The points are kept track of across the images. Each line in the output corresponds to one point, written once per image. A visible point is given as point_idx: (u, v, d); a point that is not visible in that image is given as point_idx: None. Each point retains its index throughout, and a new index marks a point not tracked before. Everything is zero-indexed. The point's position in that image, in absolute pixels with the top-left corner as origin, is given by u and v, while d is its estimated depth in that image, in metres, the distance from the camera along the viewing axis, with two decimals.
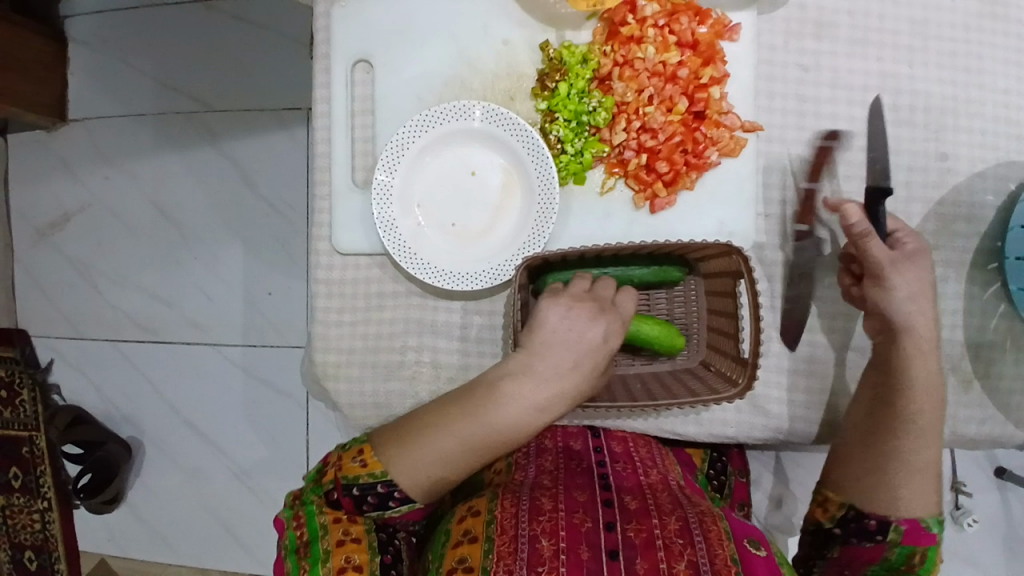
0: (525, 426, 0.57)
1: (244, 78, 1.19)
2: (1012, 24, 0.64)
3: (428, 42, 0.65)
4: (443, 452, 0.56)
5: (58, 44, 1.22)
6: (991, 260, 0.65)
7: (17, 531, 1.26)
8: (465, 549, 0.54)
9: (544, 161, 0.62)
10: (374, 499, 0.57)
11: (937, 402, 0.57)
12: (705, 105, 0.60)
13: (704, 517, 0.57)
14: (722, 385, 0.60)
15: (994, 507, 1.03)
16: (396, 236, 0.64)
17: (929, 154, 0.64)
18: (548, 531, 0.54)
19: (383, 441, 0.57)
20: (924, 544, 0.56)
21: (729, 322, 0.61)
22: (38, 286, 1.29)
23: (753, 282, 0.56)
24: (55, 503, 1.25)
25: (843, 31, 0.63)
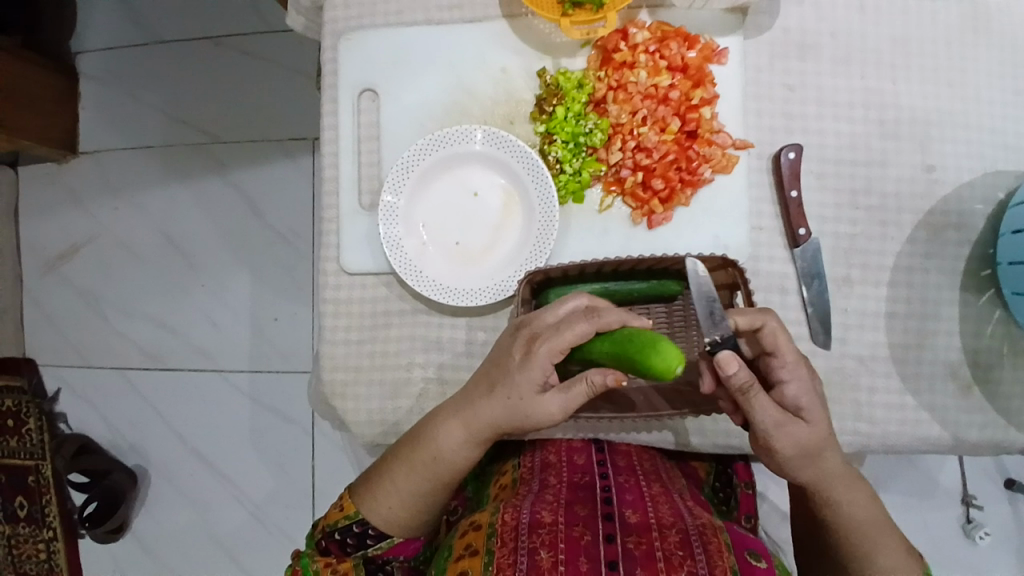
0: (456, 453, 0.62)
1: (251, 109, 1.23)
2: (991, 40, 0.67)
3: (430, 71, 0.69)
4: (402, 491, 0.63)
5: (72, 81, 1.27)
6: (983, 266, 0.67)
7: (22, 562, 1.28)
8: (466, 562, 0.55)
9: (543, 180, 0.64)
10: (353, 538, 0.65)
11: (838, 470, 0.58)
12: (696, 124, 0.63)
13: (705, 529, 0.57)
14: None
15: (1006, 518, 1.02)
16: (402, 255, 0.66)
17: (915, 166, 0.66)
18: (548, 543, 0.54)
19: (358, 488, 0.66)
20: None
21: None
22: (48, 315, 1.31)
23: (749, 292, 0.57)
24: (61, 533, 1.27)
25: (827, 51, 0.66)
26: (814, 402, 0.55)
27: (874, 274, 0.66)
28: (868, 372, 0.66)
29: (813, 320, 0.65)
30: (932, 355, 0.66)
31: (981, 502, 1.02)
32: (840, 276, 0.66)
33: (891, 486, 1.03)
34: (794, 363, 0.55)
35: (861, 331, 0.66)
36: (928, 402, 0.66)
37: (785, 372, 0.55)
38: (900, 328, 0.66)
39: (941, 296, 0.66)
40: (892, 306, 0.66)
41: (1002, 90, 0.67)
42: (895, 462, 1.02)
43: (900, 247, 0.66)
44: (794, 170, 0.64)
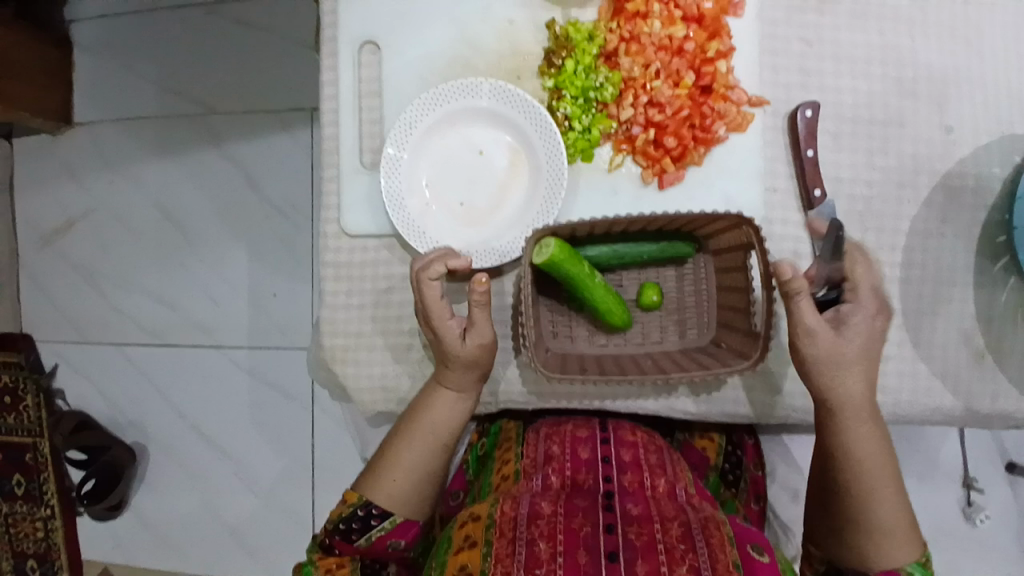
0: (451, 414, 0.65)
1: (247, 78, 1.20)
2: None
3: (434, 23, 0.66)
4: (406, 460, 0.65)
5: (64, 50, 1.24)
6: (1001, 232, 0.65)
7: (20, 540, 1.27)
8: (465, 554, 0.54)
9: (551, 137, 0.62)
10: (358, 524, 0.63)
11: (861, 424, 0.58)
12: (711, 79, 0.60)
13: (707, 523, 0.56)
14: (734, 359, 0.58)
15: (1007, 499, 1.02)
16: (404, 213, 0.63)
17: (936, 127, 0.64)
18: (547, 534, 0.53)
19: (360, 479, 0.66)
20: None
21: (740, 299, 0.60)
22: (43, 291, 1.29)
23: (763, 251, 0.55)
24: (59, 510, 1.27)
25: (845, 6, 0.64)
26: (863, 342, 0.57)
27: (890, 239, 0.64)
28: (880, 340, 0.65)
29: None
30: (947, 322, 0.65)
31: (983, 483, 1.01)
32: (856, 240, 0.64)
33: (894, 467, 1.02)
34: (858, 303, 0.57)
35: (874, 297, 0.64)
36: (941, 371, 0.65)
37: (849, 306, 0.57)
38: (916, 295, 0.64)
39: (957, 261, 0.65)
40: (909, 272, 0.64)
41: None
42: (900, 441, 1.01)
43: (917, 211, 0.64)
44: (811, 128, 0.62)
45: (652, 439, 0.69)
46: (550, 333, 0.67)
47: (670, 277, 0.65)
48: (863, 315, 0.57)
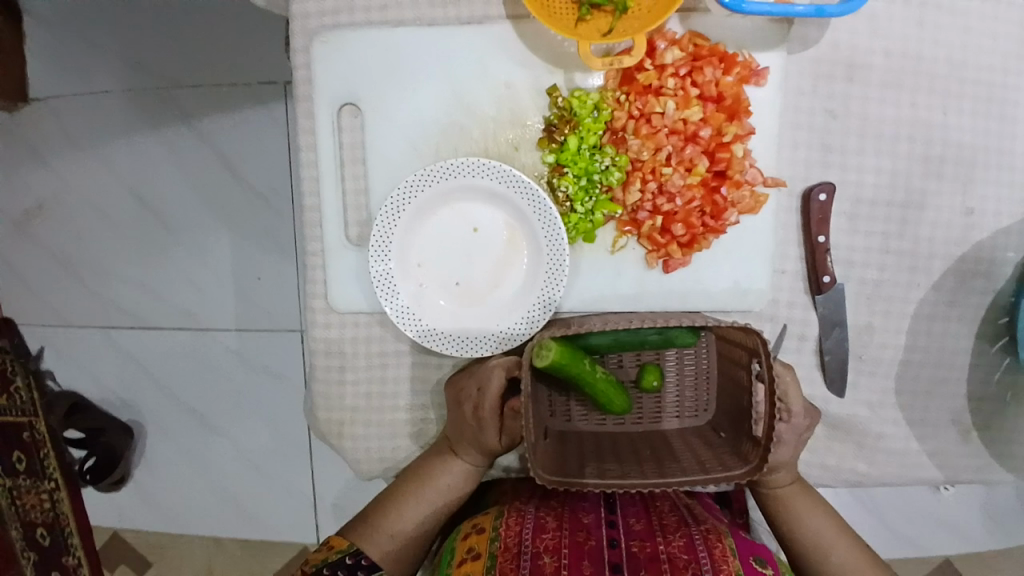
0: (462, 486, 0.65)
1: (217, 55, 1.11)
2: None
3: (424, 82, 0.59)
4: (399, 518, 0.64)
5: (12, 18, 1.12)
6: (1003, 314, 0.64)
7: (27, 511, 1.26)
8: (469, 565, 0.58)
9: (551, 221, 0.58)
10: (344, 570, 0.62)
11: (801, 504, 0.63)
12: (727, 165, 0.55)
13: (708, 535, 0.59)
14: (734, 462, 0.56)
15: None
16: (397, 299, 0.60)
17: (954, 208, 0.61)
18: (551, 548, 0.56)
19: (351, 526, 0.65)
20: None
21: (743, 396, 0.59)
22: (17, 275, 1.25)
23: (771, 361, 0.52)
24: (63, 483, 1.26)
25: (875, 74, 0.59)
26: (790, 445, 0.60)
27: (896, 321, 0.62)
28: (877, 419, 0.65)
29: (831, 367, 0.62)
30: (939, 403, 0.65)
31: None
32: (862, 323, 0.62)
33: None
34: (795, 409, 0.58)
35: (871, 374, 0.64)
36: (930, 447, 0.66)
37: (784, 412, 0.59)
38: (911, 376, 0.64)
39: (958, 342, 0.64)
40: (908, 356, 0.64)
41: None
42: None
43: (925, 294, 0.63)
44: (824, 213, 0.59)
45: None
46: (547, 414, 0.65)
47: (667, 361, 0.64)
48: (803, 418, 0.59)
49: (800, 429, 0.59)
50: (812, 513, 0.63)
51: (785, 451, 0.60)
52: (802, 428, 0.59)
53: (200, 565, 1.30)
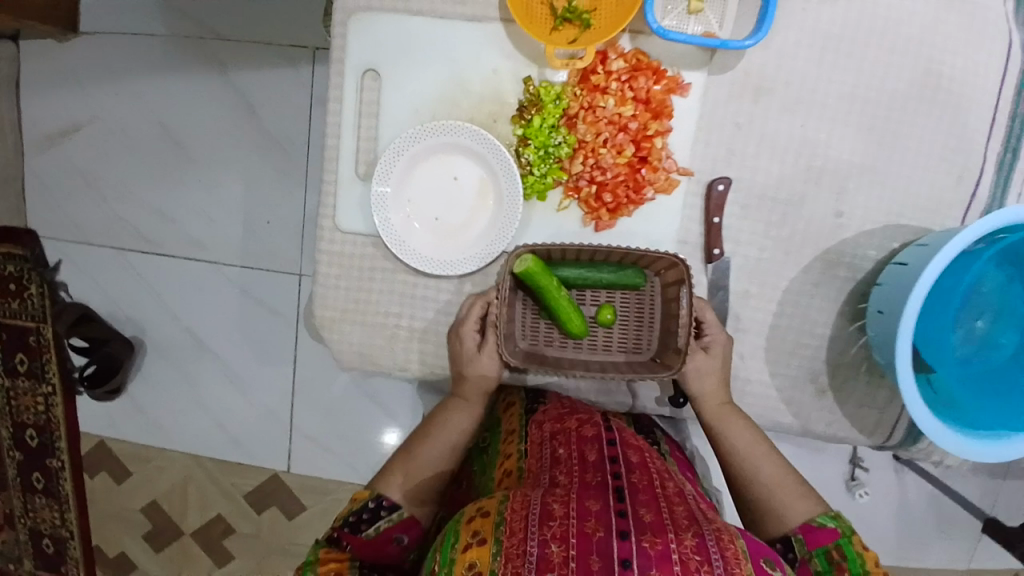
0: (456, 421, 0.84)
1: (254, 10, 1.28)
2: (936, 104, 0.77)
3: (430, 61, 0.77)
4: (407, 465, 0.81)
5: None
6: (861, 301, 0.82)
7: (21, 411, 1.43)
8: (474, 551, 0.59)
9: (512, 178, 0.76)
10: (367, 514, 0.76)
11: (733, 420, 0.81)
12: (647, 153, 0.74)
13: (721, 535, 0.61)
14: (664, 367, 0.77)
15: (886, 480, 1.26)
16: (388, 224, 0.78)
17: (828, 210, 0.79)
18: (559, 537, 0.58)
19: (373, 483, 0.80)
20: (827, 541, 0.74)
21: (671, 323, 0.79)
22: (45, 187, 1.41)
23: (690, 281, 0.72)
24: (59, 388, 1.43)
25: (777, 95, 0.76)
26: (714, 356, 0.79)
27: (770, 293, 0.81)
28: (747, 367, 0.83)
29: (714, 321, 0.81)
30: (801, 362, 0.83)
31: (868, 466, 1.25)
32: (741, 290, 0.81)
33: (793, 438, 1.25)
34: (704, 313, 0.79)
35: (744, 330, 0.82)
36: (793, 404, 0.84)
37: (705, 333, 0.79)
38: (778, 341, 0.82)
39: (820, 318, 0.82)
40: (777, 321, 0.82)
41: (927, 155, 0.78)
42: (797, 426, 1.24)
43: (796, 275, 0.81)
44: (720, 201, 0.77)
45: (654, 454, 0.79)
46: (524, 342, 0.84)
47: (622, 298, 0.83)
48: (720, 333, 0.79)
49: (721, 342, 0.79)
50: (743, 431, 0.81)
51: (715, 362, 0.79)
52: (722, 343, 0.79)
53: (178, 477, 1.46)
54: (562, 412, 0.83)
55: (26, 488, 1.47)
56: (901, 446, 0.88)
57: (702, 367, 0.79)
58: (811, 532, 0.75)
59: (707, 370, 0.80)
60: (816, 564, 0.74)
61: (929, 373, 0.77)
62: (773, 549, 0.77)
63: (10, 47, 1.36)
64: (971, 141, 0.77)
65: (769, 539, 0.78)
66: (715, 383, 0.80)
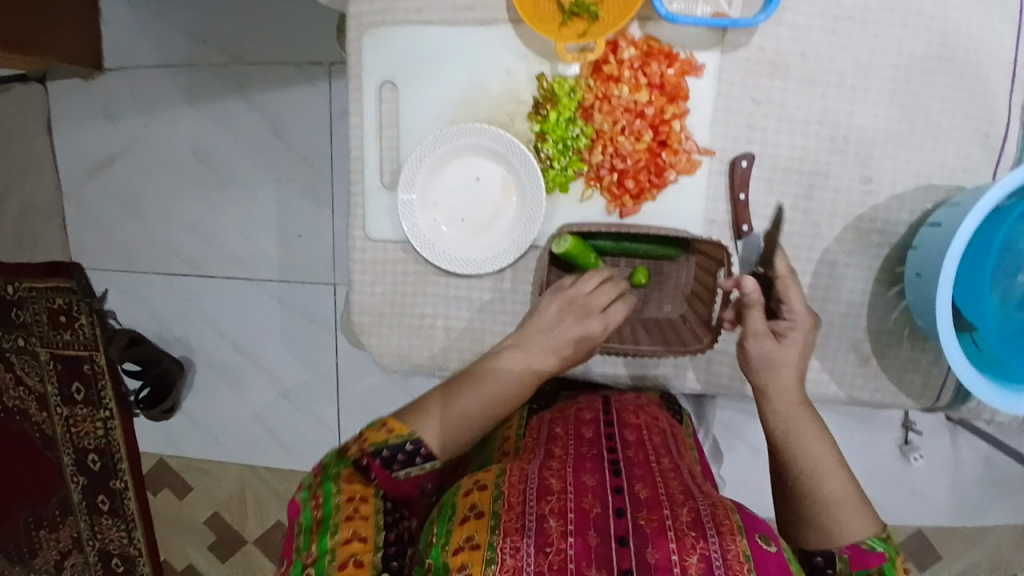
0: (519, 381, 0.79)
1: (270, 32, 1.30)
2: (963, 54, 0.74)
3: (444, 67, 0.78)
4: (449, 415, 0.75)
5: None
6: (898, 264, 0.80)
7: (82, 437, 1.49)
8: (473, 522, 0.63)
9: (534, 174, 0.77)
10: (403, 456, 0.72)
11: (806, 424, 0.77)
12: (666, 136, 0.75)
13: (716, 509, 0.63)
14: (691, 340, 0.79)
15: (941, 447, 1.24)
16: (418, 230, 0.80)
17: (855, 175, 0.78)
18: (556, 512, 0.62)
19: (408, 416, 0.75)
20: (875, 565, 0.67)
21: (704, 295, 0.80)
22: (89, 219, 1.48)
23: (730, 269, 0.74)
24: (117, 413, 1.47)
25: (795, 71, 0.75)
26: (795, 339, 0.76)
27: (802, 265, 0.80)
28: None
29: None
30: (839, 332, 0.82)
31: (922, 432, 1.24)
32: None
33: (842, 409, 1.24)
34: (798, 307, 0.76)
35: None
36: (834, 375, 0.83)
37: (789, 315, 0.76)
38: (815, 312, 0.81)
39: (856, 286, 0.81)
40: (812, 292, 0.81)
41: (956, 109, 0.76)
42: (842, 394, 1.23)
43: (828, 244, 0.80)
44: (744, 177, 0.77)
45: (656, 423, 0.81)
46: (586, 291, 0.80)
47: (649, 267, 0.83)
48: (804, 320, 0.76)
49: (803, 326, 0.76)
50: (813, 438, 0.76)
51: (791, 348, 0.76)
52: (804, 328, 0.76)
53: (235, 487, 1.52)
54: (562, 407, 0.88)
55: (92, 509, 1.54)
56: (951, 408, 0.85)
57: (776, 353, 0.76)
58: (859, 555, 0.68)
59: (787, 354, 0.76)
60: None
61: (971, 332, 0.75)
62: (809, 563, 0.71)
63: (46, 89, 1.42)
64: (1008, 93, 0.75)
65: (805, 556, 0.72)
66: (793, 368, 0.77)
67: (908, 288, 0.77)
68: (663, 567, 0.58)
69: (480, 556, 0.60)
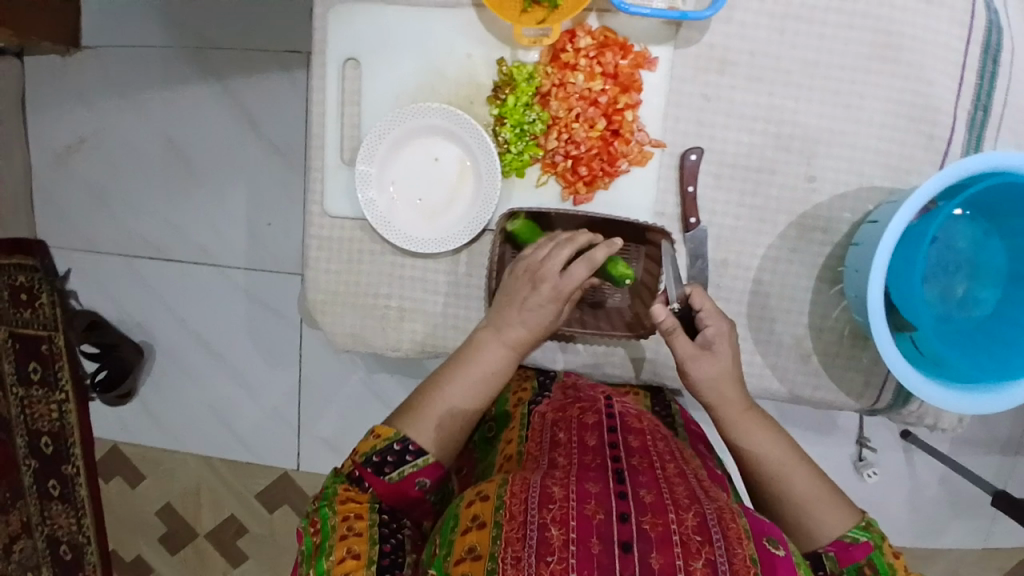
0: (507, 363, 0.80)
1: (247, 17, 1.31)
2: (900, 66, 0.78)
3: (406, 49, 0.80)
4: (437, 412, 0.78)
5: None
6: (840, 264, 0.83)
7: (35, 420, 1.45)
8: (474, 533, 0.61)
9: (489, 156, 0.78)
10: (393, 458, 0.75)
11: (756, 425, 0.79)
12: (619, 126, 0.77)
13: (722, 515, 0.62)
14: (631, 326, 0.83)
15: (891, 458, 1.27)
16: (375, 208, 0.81)
17: (800, 176, 0.81)
18: (559, 520, 0.59)
19: (396, 420, 0.77)
20: (861, 558, 0.72)
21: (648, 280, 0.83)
22: (52, 198, 1.46)
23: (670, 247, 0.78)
24: (73, 395, 1.45)
25: (742, 68, 0.79)
26: (723, 346, 0.77)
27: (747, 261, 0.83)
28: None
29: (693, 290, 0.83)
30: (783, 329, 0.84)
31: (875, 446, 1.26)
32: (720, 259, 0.83)
33: (796, 419, 1.27)
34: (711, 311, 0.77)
35: (724, 298, 0.84)
36: (778, 371, 0.85)
37: (707, 321, 0.77)
38: (760, 308, 0.84)
39: (799, 284, 0.83)
40: (757, 288, 0.83)
41: (895, 118, 0.79)
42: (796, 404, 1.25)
43: (773, 242, 0.82)
44: (693, 171, 0.80)
45: (657, 428, 0.78)
46: (557, 270, 0.77)
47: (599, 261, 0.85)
48: (722, 325, 0.77)
49: (722, 331, 0.77)
50: (765, 438, 0.79)
51: (723, 356, 0.77)
52: (725, 334, 0.77)
53: (190, 483, 1.49)
54: (564, 403, 0.81)
55: (42, 496, 1.48)
56: (892, 408, 0.87)
57: (711, 366, 0.77)
58: (845, 550, 0.73)
59: (721, 366, 0.77)
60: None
61: (910, 332, 0.78)
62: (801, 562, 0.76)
63: (16, 65, 1.41)
64: (945, 105, 0.79)
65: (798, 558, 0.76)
66: (728, 376, 0.78)
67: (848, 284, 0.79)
68: (668, 572, 0.56)
69: (481, 567, 0.58)
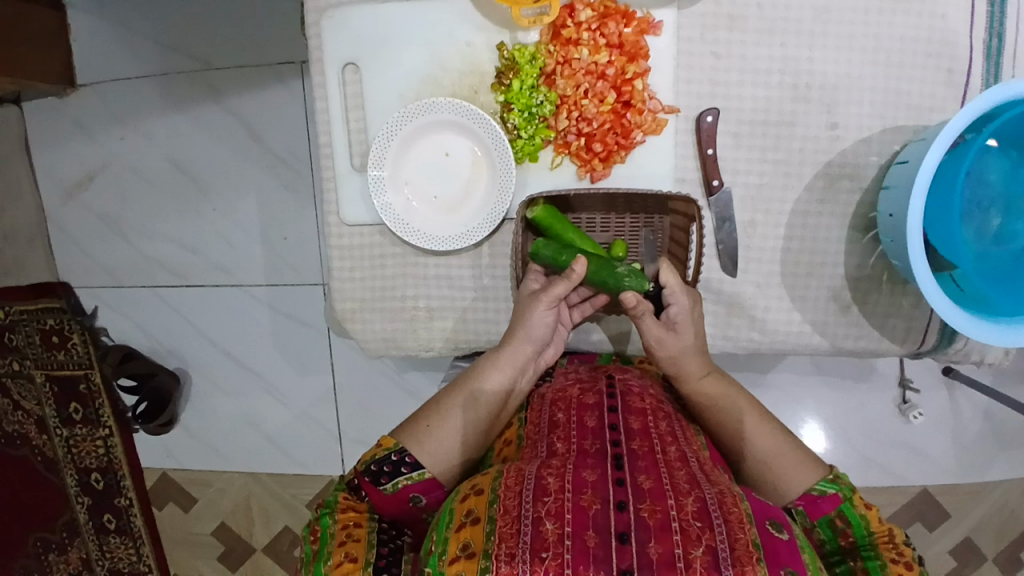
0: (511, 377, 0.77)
1: (237, 35, 1.30)
2: (913, 1, 0.75)
3: (407, 44, 0.79)
4: (443, 426, 0.75)
5: (58, 12, 1.33)
6: (873, 209, 0.80)
7: (83, 457, 1.50)
8: (468, 529, 0.59)
9: (503, 146, 0.77)
10: (389, 468, 0.72)
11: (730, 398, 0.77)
12: (630, 96, 0.75)
13: (723, 498, 0.58)
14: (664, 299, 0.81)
15: (937, 399, 1.24)
16: (392, 212, 0.80)
17: (822, 124, 0.78)
18: (554, 513, 0.57)
19: (400, 432, 0.76)
20: (829, 510, 0.70)
21: (680, 251, 0.81)
22: (71, 239, 1.47)
23: (701, 227, 0.75)
24: (116, 429, 1.49)
25: (751, 22, 0.76)
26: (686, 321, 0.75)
27: (776, 218, 0.81)
28: (764, 295, 0.83)
29: (724, 255, 0.81)
30: (818, 283, 0.82)
31: (918, 388, 1.24)
32: (747, 219, 0.81)
33: (836, 369, 1.25)
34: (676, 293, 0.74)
35: (756, 259, 0.82)
36: (818, 327, 0.83)
37: (672, 298, 0.74)
38: (794, 265, 0.82)
39: (832, 234, 0.81)
40: (788, 244, 0.81)
41: (915, 53, 0.76)
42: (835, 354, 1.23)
43: (800, 195, 0.80)
44: (711, 132, 0.78)
45: (659, 408, 0.73)
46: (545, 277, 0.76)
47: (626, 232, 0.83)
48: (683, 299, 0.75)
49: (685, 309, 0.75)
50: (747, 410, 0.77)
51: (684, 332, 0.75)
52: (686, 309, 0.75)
53: (239, 497, 1.52)
54: (566, 384, 0.78)
55: (99, 528, 1.55)
56: (937, 350, 0.85)
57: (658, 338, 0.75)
58: (813, 504, 0.71)
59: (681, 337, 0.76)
60: (821, 534, 0.71)
61: (950, 271, 0.76)
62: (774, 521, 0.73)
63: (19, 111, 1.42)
64: (967, 33, 0.75)
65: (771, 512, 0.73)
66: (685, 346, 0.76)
67: (881, 229, 0.77)
68: (667, 562, 0.53)
69: (475, 564, 0.56)
